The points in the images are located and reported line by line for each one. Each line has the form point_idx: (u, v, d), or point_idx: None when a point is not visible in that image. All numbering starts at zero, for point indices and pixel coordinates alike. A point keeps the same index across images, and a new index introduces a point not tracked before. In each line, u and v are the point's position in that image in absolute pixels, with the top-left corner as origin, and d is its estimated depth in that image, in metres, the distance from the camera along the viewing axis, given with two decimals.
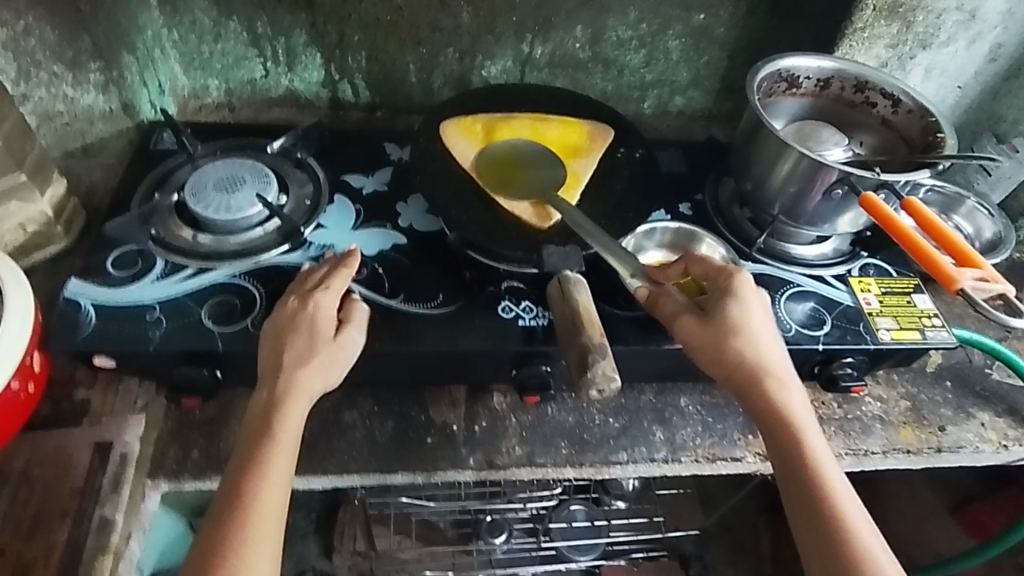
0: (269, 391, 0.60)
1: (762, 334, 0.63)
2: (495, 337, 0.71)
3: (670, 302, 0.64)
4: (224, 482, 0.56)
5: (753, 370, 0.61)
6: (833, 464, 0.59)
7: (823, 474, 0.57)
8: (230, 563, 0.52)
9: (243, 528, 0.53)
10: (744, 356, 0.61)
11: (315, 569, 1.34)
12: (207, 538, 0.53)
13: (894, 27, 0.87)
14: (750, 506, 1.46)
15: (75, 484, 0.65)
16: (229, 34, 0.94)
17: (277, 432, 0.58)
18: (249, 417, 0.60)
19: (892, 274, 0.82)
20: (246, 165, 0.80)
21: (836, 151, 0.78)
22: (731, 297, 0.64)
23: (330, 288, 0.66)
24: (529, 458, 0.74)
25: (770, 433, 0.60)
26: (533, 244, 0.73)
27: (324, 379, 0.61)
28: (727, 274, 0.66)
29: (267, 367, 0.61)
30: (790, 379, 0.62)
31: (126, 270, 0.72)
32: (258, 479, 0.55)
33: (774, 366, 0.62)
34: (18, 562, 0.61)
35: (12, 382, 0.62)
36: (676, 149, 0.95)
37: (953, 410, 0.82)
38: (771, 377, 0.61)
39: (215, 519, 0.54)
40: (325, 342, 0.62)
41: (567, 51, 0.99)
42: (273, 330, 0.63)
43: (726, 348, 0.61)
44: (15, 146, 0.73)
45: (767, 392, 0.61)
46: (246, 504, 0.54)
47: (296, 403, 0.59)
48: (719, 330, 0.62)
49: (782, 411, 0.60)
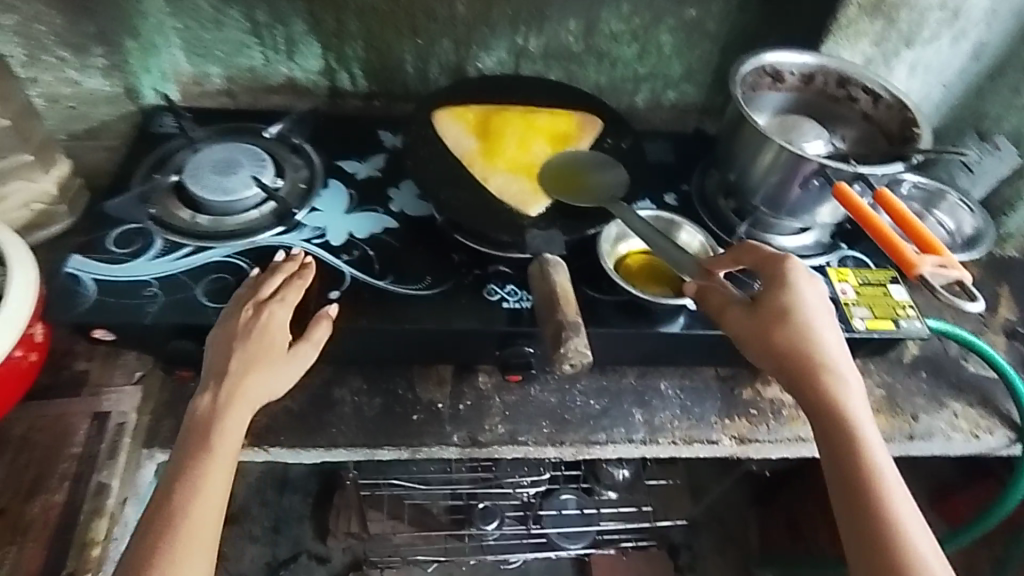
0: (209, 401, 0.61)
1: (816, 323, 0.63)
2: (480, 318, 0.73)
3: (718, 294, 0.67)
4: (157, 491, 0.58)
5: (804, 357, 0.62)
6: (885, 456, 0.59)
7: (871, 465, 0.57)
8: (155, 572, 0.53)
9: (173, 538, 0.54)
10: (794, 344, 0.62)
11: (310, 552, 1.36)
12: (137, 547, 0.54)
13: (878, 24, 0.89)
14: (742, 497, 1.47)
15: (74, 450, 0.69)
16: (230, 22, 0.95)
17: (214, 444, 0.59)
18: (189, 421, 0.61)
19: (870, 266, 0.84)
20: (243, 149, 0.83)
21: (817, 144, 0.80)
22: (782, 285, 0.64)
23: (285, 300, 0.68)
24: (512, 436, 0.76)
25: (821, 421, 0.61)
26: (519, 228, 0.75)
27: (267, 390, 0.63)
28: (780, 262, 0.66)
29: (210, 376, 0.63)
30: (845, 369, 0.62)
31: (126, 247, 0.75)
32: (189, 490, 0.57)
33: (827, 355, 0.62)
34: (18, 522, 0.65)
35: (13, 350, 0.65)
36: (665, 141, 0.97)
37: (927, 399, 0.84)
38: (823, 365, 0.62)
39: (143, 530, 0.55)
40: (273, 356, 0.64)
41: (561, 44, 1.01)
42: (222, 340, 0.65)
43: (772, 336, 0.62)
44: (21, 126, 0.76)
45: (818, 380, 0.61)
46: (177, 515, 0.55)
47: (236, 416, 0.61)
48: (767, 318, 0.63)
49: (833, 400, 0.60)
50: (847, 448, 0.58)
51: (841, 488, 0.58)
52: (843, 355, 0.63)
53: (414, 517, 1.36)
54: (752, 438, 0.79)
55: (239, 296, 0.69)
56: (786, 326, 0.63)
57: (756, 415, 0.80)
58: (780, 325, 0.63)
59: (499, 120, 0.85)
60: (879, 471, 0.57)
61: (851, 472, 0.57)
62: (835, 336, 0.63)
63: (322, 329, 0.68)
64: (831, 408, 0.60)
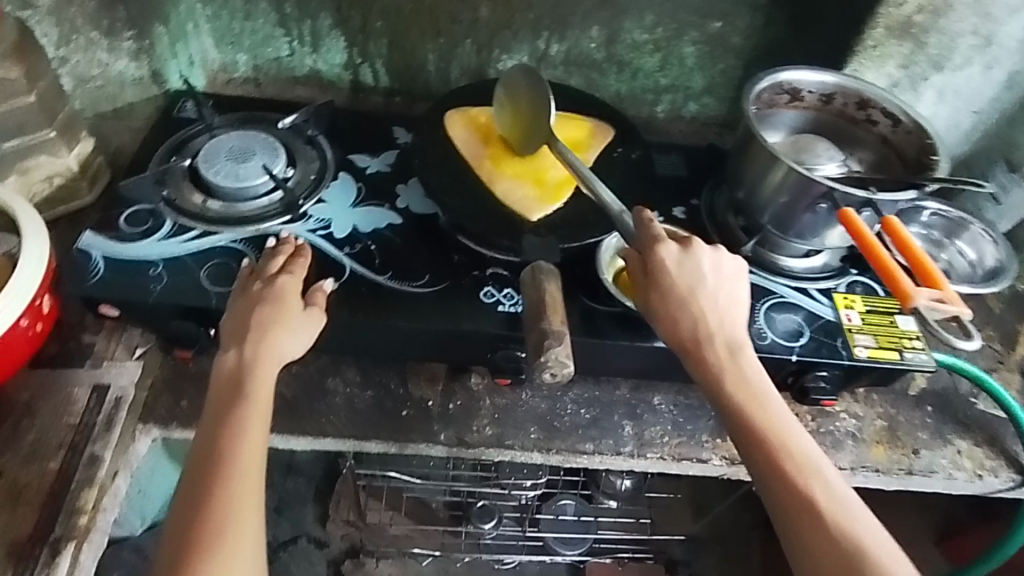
0: (234, 360, 0.65)
1: (693, 306, 0.62)
2: (474, 319, 0.74)
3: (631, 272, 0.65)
4: (197, 445, 0.62)
5: (693, 345, 0.61)
6: (787, 432, 0.58)
7: (777, 450, 0.57)
8: (216, 514, 0.58)
9: (227, 482, 0.59)
10: (681, 332, 0.62)
11: (310, 536, 1.39)
12: (188, 497, 0.59)
13: (906, 46, 0.88)
14: (745, 518, 1.43)
15: (73, 420, 0.71)
16: (259, 12, 0.98)
17: (248, 395, 0.63)
18: (217, 382, 0.65)
19: (879, 293, 0.82)
20: (259, 137, 0.84)
21: (829, 166, 0.78)
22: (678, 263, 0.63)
23: (293, 272, 0.71)
24: (499, 439, 0.76)
25: (723, 413, 0.60)
26: (517, 233, 0.76)
27: (289, 349, 0.66)
28: (650, 241, 0.64)
29: (229, 339, 0.66)
30: (728, 349, 0.61)
31: (137, 226, 0.77)
32: (232, 438, 0.61)
33: (710, 340, 0.61)
34: (14, 485, 0.67)
35: (21, 319, 0.67)
36: (679, 154, 0.96)
37: (930, 434, 0.82)
38: (709, 350, 0.61)
39: (192, 481, 0.60)
40: (289, 320, 0.67)
41: (582, 50, 1.00)
42: (239, 309, 0.68)
43: (677, 318, 0.62)
44: (47, 104, 0.79)
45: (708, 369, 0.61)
46: (226, 460, 0.60)
47: (266, 370, 0.65)
48: (664, 302, 0.62)
49: (726, 387, 0.60)
50: (752, 438, 0.58)
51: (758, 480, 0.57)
52: (729, 331, 0.62)
53: (413, 509, 1.37)
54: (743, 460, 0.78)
55: (248, 270, 0.72)
56: (664, 316, 0.62)
57: None
58: (682, 306, 0.62)
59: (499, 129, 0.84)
60: (787, 452, 0.57)
61: (762, 461, 0.57)
62: (715, 312, 0.62)
63: (324, 297, 0.71)
64: (727, 397, 0.60)
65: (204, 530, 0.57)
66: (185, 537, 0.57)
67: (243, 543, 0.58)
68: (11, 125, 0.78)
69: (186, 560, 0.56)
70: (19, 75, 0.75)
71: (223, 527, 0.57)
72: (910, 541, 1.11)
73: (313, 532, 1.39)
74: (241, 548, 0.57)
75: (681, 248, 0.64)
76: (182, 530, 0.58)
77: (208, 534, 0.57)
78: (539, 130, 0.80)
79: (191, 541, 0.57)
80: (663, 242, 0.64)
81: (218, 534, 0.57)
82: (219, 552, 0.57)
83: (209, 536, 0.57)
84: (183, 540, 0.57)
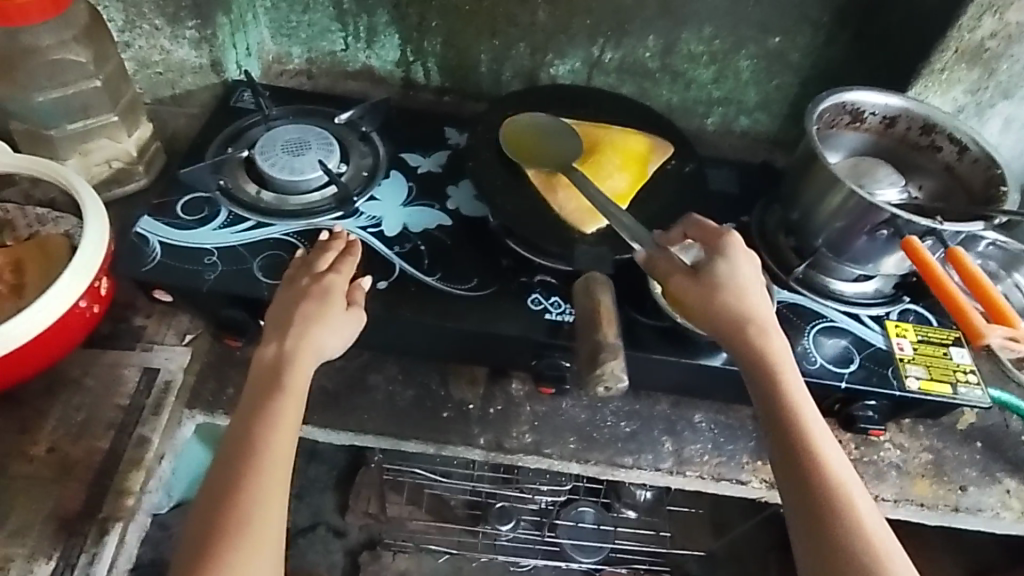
0: (275, 352, 0.66)
1: (748, 290, 0.65)
2: (521, 325, 0.74)
3: (666, 262, 0.67)
4: (231, 430, 0.63)
5: (748, 335, 0.63)
6: (816, 416, 0.60)
7: (807, 430, 0.59)
8: (244, 503, 0.58)
9: (256, 473, 0.59)
10: (736, 308, 0.63)
11: (329, 525, 1.40)
12: (218, 483, 0.59)
13: (975, 73, 0.86)
14: (765, 540, 1.40)
15: (123, 401, 0.73)
16: (318, 6, 0.99)
17: (285, 388, 0.64)
18: (256, 371, 0.65)
19: (932, 323, 0.80)
20: (314, 131, 0.85)
21: (890, 192, 0.76)
22: (724, 260, 0.66)
23: (340, 269, 0.71)
24: (537, 447, 0.76)
25: (761, 386, 0.61)
26: (568, 241, 0.75)
27: (328, 345, 0.67)
28: (713, 232, 0.68)
29: (273, 329, 0.67)
30: (776, 332, 0.64)
31: (194, 214, 0.78)
32: (266, 429, 0.62)
33: (762, 321, 0.64)
34: (64, 461, 0.69)
35: (80, 300, 0.69)
36: (730, 169, 0.95)
37: (977, 471, 0.80)
38: (760, 329, 0.63)
39: (222, 467, 0.60)
40: (330, 316, 0.67)
41: (637, 59, 1.00)
42: (282, 301, 0.69)
43: (715, 305, 0.63)
44: (112, 88, 0.81)
45: (759, 345, 0.63)
46: (258, 450, 0.60)
47: (304, 364, 0.65)
48: (706, 289, 0.64)
49: (772, 363, 0.62)
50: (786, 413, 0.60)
51: (781, 454, 0.59)
52: (768, 327, 0.64)
53: (434, 506, 1.36)
54: None
55: (295, 264, 0.73)
56: (722, 298, 0.64)
57: None
58: (723, 294, 0.64)
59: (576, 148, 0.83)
60: (817, 433, 0.59)
61: (794, 435, 0.58)
62: (764, 298, 0.65)
63: (361, 294, 0.72)
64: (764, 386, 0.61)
65: (232, 518, 0.58)
66: (212, 523, 0.58)
67: (269, 533, 0.58)
68: (77, 107, 0.79)
69: (211, 546, 0.57)
70: (88, 59, 0.77)
71: (249, 518, 0.58)
72: None
73: (331, 521, 1.40)
74: (265, 540, 0.58)
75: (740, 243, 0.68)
76: (209, 515, 0.58)
77: (235, 523, 0.57)
78: (619, 168, 0.81)
79: (219, 527, 0.57)
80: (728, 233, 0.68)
81: (244, 523, 0.57)
82: (244, 542, 0.57)
83: (237, 526, 0.57)
84: (209, 525, 0.58)
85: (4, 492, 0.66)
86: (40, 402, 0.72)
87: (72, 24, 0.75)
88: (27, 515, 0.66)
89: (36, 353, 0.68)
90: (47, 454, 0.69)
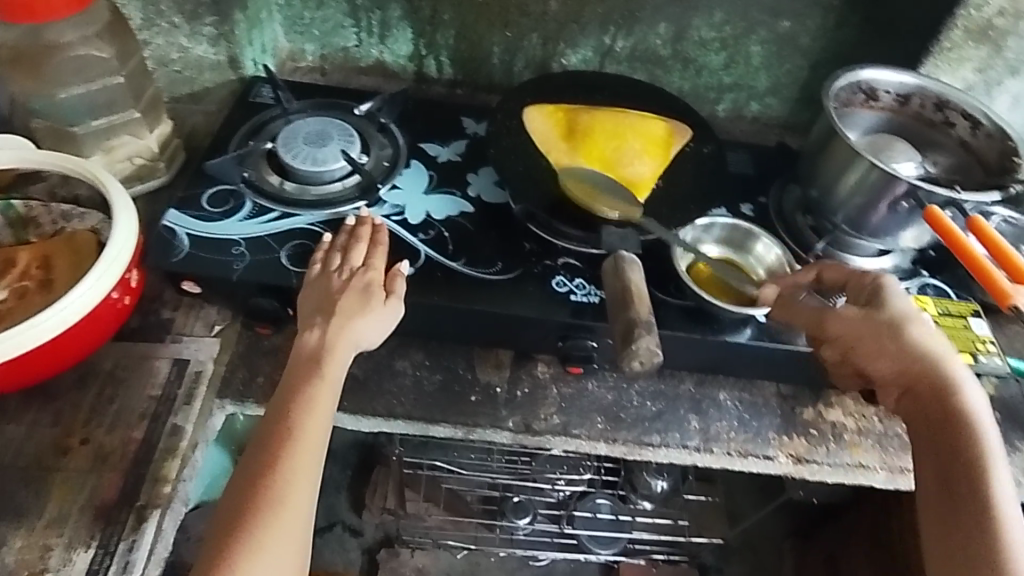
0: (316, 338, 0.67)
1: (926, 336, 0.67)
2: (547, 306, 0.74)
3: (812, 306, 0.71)
4: (269, 410, 0.64)
5: (926, 369, 0.66)
6: (1005, 474, 0.61)
7: (986, 478, 0.61)
8: (272, 481, 0.59)
9: (289, 454, 0.61)
10: (917, 358, 0.66)
11: (345, 523, 1.39)
12: (254, 463, 0.60)
13: (984, 50, 0.87)
14: (779, 529, 1.39)
15: (155, 391, 0.73)
16: (331, 2, 1.00)
17: (322, 374, 0.65)
18: (296, 356, 0.67)
19: (951, 297, 0.81)
20: (335, 123, 0.86)
21: (907, 166, 0.78)
22: (896, 298, 0.69)
23: (376, 261, 0.73)
24: (565, 428, 0.77)
25: (944, 434, 0.64)
26: (591, 223, 0.77)
27: (366, 335, 0.68)
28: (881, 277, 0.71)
29: (314, 316, 0.68)
30: (964, 383, 0.65)
31: (219, 206, 0.79)
32: (303, 413, 0.63)
33: (945, 370, 0.65)
34: (99, 451, 0.69)
35: (112, 291, 0.70)
36: (746, 152, 0.97)
37: (999, 442, 0.80)
38: (946, 379, 0.65)
39: (259, 447, 0.61)
40: (367, 306, 0.69)
41: (648, 47, 1.01)
42: (317, 287, 0.71)
43: (885, 340, 0.67)
44: (135, 84, 0.82)
45: (947, 395, 0.64)
46: (294, 432, 0.62)
47: (342, 352, 0.66)
48: (877, 325, 0.67)
49: (959, 413, 0.64)
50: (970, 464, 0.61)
51: (940, 481, 0.62)
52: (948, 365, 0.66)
53: (449, 501, 1.33)
54: (809, 459, 0.77)
55: (323, 250, 0.74)
56: (898, 332, 0.67)
57: (816, 436, 0.79)
58: (896, 330, 0.67)
59: (600, 136, 0.84)
60: (991, 476, 0.61)
61: (971, 489, 0.60)
62: (943, 346, 0.67)
63: (401, 283, 0.72)
64: (942, 419, 0.64)
65: (265, 497, 0.59)
66: (245, 499, 0.59)
67: (293, 514, 0.59)
68: (100, 103, 0.80)
69: (241, 522, 0.57)
70: (111, 55, 0.78)
71: (281, 498, 0.59)
72: None
73: (348, 520, 1.39)
74: (294, 523, 0.59)
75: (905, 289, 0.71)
76: (243, 493, 0.59)
77: (268, 501, 0.58)
78: (642, 153, 0.83)
79: (248, 502, 0.58)
80: (887, 277, 0.71)
81: (277, 504, 0.58)
82: (275, 522, 0.58)
83: (264, 503, 0.58)
84: (241, 502, 0.59)
85: (40, 483, 0.67)
86: (72, 394, 0.72)
87: (94, 20, 0.76)
88: (64, 505, 0.66)
89: (70, 345, 0.68)
90: (82, 445, 0.69)
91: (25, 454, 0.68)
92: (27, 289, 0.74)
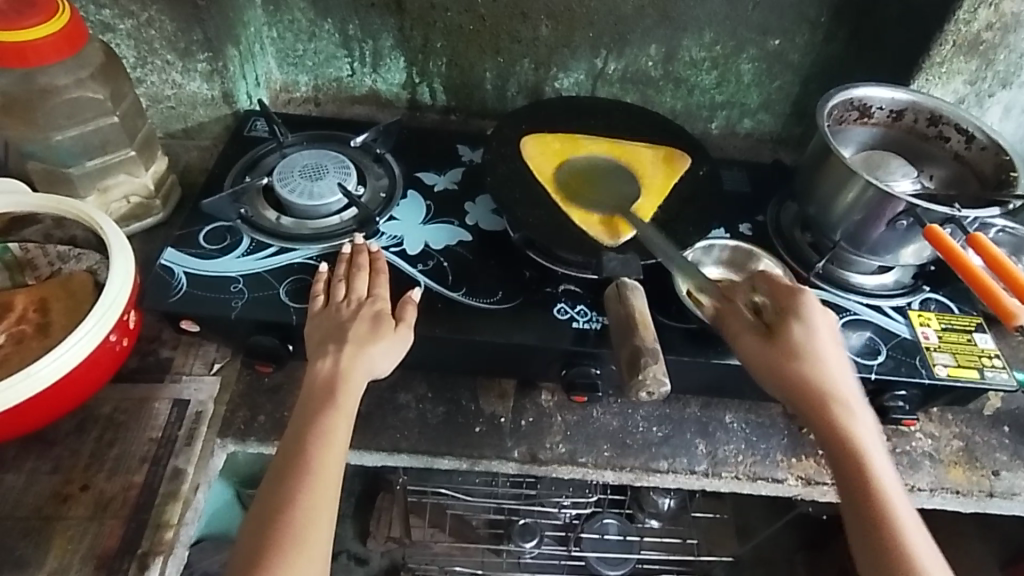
0: (329, 368, 0.66)
1: (829, 359, 0.65)
2: (549, 334, 0.74)
3: (737, 318, 0.67)
4: (283, 443, 0.63)
5: (820, 389, 0.63)
6: (897, 490, 0.60)
7: (887, 497, 0.59)
8: (289, 516, 0.58)
9: (306, 488, 0.60)
10: (815, 379, 0.63)
11: (350, 552, 1.35)
12: (271, 498, 0.60)
13: (974, 63, 0.87)
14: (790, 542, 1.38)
15: (155, 434, 0.73)
16: (323, 34, 1.00)
17: (337, 405, 0.64)
18: (307, 386, 0.66)
19: (954, 310, 0.81)
20: (330, 156, 0.86)
21: (905, 183, 0.78)
22: (799, 323, 0.66)
23: (382, 294, 0.72)
24: (572, 456, 0.76)
25: (834, 459, 0.62)
26: (593, 250, 0.75)
27: (379, 363, 0.67)
28: (788, 296, 0.68)
29: (324, 347, 0.68)
30: (855, 404, 0.63)
31: (216, 243, 0.79)
32: (319, 446, 0.62)
33: (842, 393, 0.64)
34: (99, 498, 0.68)
35: (110, 334, 0.69)
36: (741, 169, 0.98)
37: (1008, 455, 0.80)
38: (838, 403, 0.63)
39: (274, 483, 0.60)
40: (379, 334, 0.68)
41: (640, 68, 1.01)
42: (323, 320, 0.70)
43: (788, 366, 0.63)
44: (129, 124, 0.82)
45: (837, 422, 0.62)
46: (310, 465, 0.61)
47: (357, 382, 0.66)
48: (783, 352, 0.64)
49: (851, 440, 0.61)
50: (863, 487, 0.59)
51: (853, 507, 0.59)
52: (844, 388, 0.64)
53: (455, 527, 1.31)
54: (818, 480, 0.76)
55: (323, 281, 0.73)
56: (801, 359, 0.64)
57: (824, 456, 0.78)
58: (795, 357, 0.64)
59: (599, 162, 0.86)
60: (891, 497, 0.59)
61: (871, 514, 0.58)
62: (842, 365, 0.65)
63: (411, 311, 0.72)
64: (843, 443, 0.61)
65: (283, 535, 0.58)
66: (261, 538, 0.58)
67: (311, 549, 0.58)
68: (95, 144, 0.80)
69: (260, 561, 0.56)
70: (105, 96, 0.77)
71: (300, 535, 0.58)
72: (975, 568, 1.06)
73: (353, 549, 1.35)
74: (313, 560, 0.58)
75: (817, 308, 0.67)
76: (261, 529, 0.58)
77: (286, 538, 0.57)
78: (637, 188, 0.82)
79: (266, 538, 0.57)
80: (804, 294, 0.68)
81: (295, 541, 0.57)
82: (295, 560, 0.57)
83: (282, 537, 0.57)
84: (260, 538, 0.58)
85: (39, 533, 0.66)
86: (71, 440, 0.71)
87: (87, 62, 0.76)
88: (64, 556, 0.65)
89: (69, 391, 0.67)
90: (81, 492, 0.68)
91: (24, 504, 0.67)
92: (24, 334, 0.73)
